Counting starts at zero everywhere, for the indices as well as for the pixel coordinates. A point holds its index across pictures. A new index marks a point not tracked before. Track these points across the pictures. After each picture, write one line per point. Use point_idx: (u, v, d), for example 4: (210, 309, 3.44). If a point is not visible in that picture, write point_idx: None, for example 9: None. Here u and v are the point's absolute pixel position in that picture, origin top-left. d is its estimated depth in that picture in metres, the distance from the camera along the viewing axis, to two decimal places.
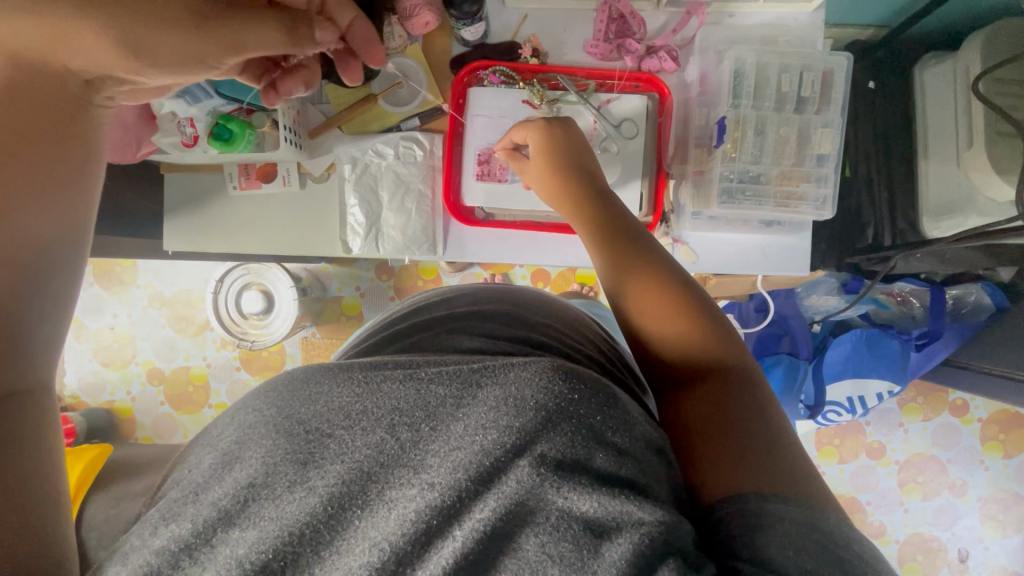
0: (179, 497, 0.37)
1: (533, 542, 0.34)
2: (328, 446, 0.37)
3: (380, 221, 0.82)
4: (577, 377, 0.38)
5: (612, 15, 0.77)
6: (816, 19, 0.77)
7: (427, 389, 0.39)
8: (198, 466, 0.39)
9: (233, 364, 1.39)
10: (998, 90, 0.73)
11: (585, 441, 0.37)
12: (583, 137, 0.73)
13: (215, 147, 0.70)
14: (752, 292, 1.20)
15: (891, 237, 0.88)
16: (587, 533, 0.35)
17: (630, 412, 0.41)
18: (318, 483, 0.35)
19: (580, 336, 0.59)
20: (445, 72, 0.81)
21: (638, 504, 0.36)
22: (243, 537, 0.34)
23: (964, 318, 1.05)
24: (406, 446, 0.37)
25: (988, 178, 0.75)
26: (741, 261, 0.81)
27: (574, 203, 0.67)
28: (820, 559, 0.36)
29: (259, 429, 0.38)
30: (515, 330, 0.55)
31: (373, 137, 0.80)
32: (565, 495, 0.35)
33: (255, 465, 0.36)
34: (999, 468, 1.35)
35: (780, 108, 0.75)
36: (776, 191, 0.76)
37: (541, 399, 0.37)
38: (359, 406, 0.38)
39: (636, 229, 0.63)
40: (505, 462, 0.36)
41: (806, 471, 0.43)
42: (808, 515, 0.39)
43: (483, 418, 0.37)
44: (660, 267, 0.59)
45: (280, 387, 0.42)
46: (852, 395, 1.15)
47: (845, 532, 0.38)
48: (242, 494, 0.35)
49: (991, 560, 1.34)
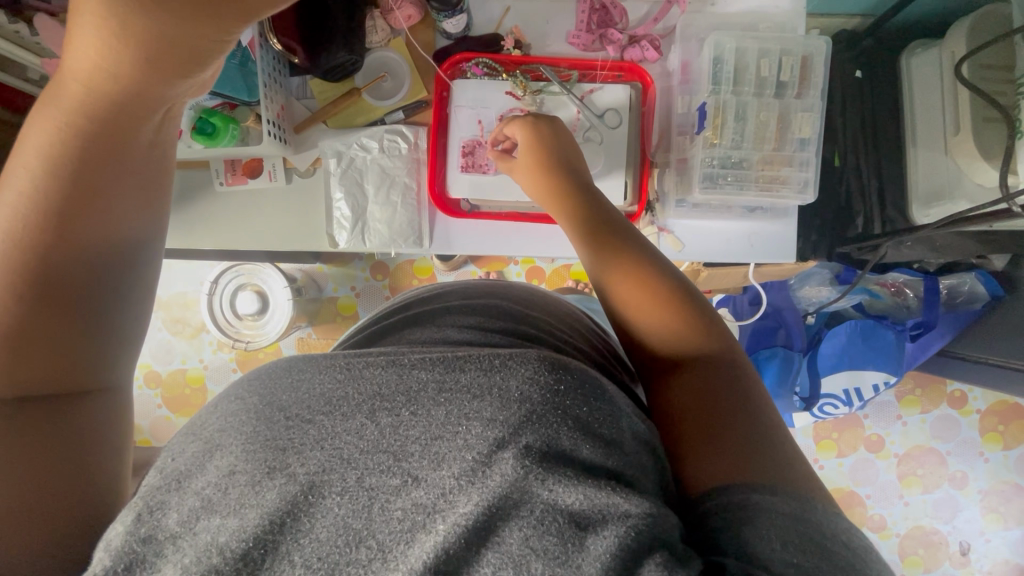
0: (162, 484, 0.36)
1: (517, 535, 0.34)
2: (308, 432, 0.37)
3: (365, 214, 0.82)
4: (563, 369, 0.39)
5: (595, 5, 0.78)
6: (797, 6, 0.78)
7: (410, 376, 0.39)
8: (180, 454, 0.38)
9: (230, 366, 1.40)
10: (980, 75, 0.73)
11: (570, 432, 0.37)
12: (566, 133, 0.73)
13: (198, 142, 0.70)
14: (745, 286, 1.19)
15: (880, 224, 0.88)
16: (571, 525, 0.35)
17: (616, 404, 0.42)
18: (297, 469, 0.35)
19: (568, 327, 0.59)
20: (428, 64, 0.81)
21: (624, 496, 0.36)
22: (224, 525, 0.34)
23: (958, 307, 1.05)
24: (386, 434, 0.36)
25: (974, 162, 0.75)
26: (727, 249, 0.81)
27: (563, 196, 0.67)
28: (804, 551, 0.35)
29: (240, 417, 0.38)
30: (505, 323, 0.54)
31: (357, 132, 0.81)
32: (550, 486, 0.35)
33: (235, 453, 0.36)
34: (999, 460, 1.34)
35: (760, 94, 0.75)
36: (758, 176, 0.76)
37: (525, 390, 0.37)
38: (341, 393, 0.38)
39: (622, 224, 0.63)
40: (488, 454, 0.35)
41: (795, 463, 0.43)
42: (793, 505, 0.39)
43: (466, 407, 0.37)
44: (647, 261, 0.58)
45: (265, 376, 0.42)
46: (847, 388, 1.15)
47: (831, 523, 0.38)
48: (223, 483, 0.35)
49: (992, 553, 1.34)
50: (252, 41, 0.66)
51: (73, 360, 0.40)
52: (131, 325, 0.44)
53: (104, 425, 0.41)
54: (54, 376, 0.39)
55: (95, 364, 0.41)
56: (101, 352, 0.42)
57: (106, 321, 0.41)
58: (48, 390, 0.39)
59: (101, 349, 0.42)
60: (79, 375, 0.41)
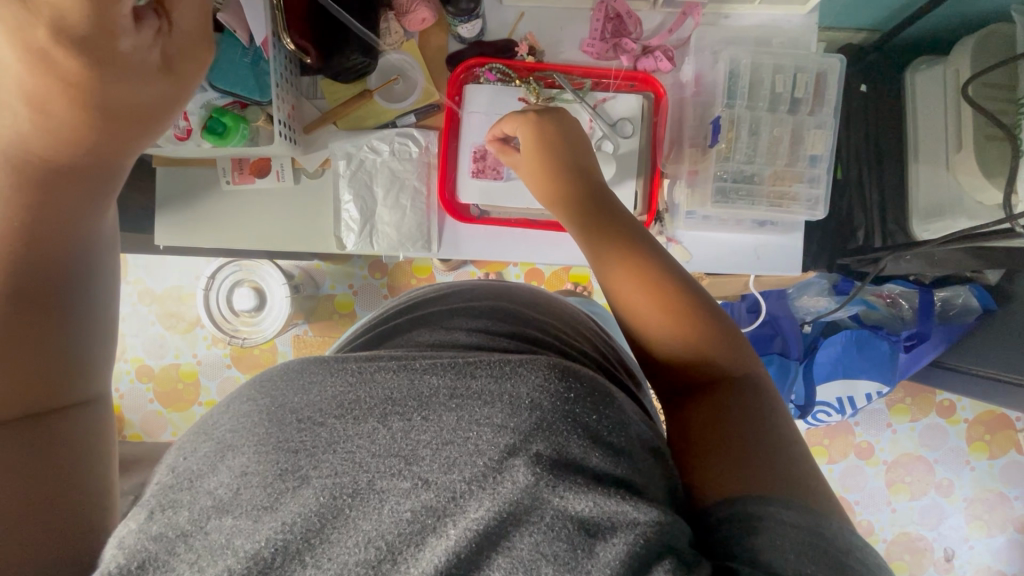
0: (174, 483, 0.36)
1: (527, 541, 0.34)
2: (320, 435, 0.36)
3: (374, 217, 0.82)
4: (573, 377, 0.39)
5: (609, 14, 0.76)
6: (810, 21, 0.78)
7: (422, 380, 0.38)
8: (192, 454, 0.38)
9: (224, 362, 1.38)
10: (986, 94, 0.75)
11: (579, 440, 0.37)
12: (566, 124, 0.71)
13: (208, 141, 0.69)
14: (744, 293, 1.17)
15: (881, 237, 0.90)
16: (580, 532, 0.35)
17: (626, 413, 0.41)
18: (311, 472, 0.35)
19: (576, 333, 0.59)
20: (441, 68, 0.81)
21: (633, 504, 0.36)
22: (237, 526, 0.34)
23: (952, 319, 1.07)
24: (398, 438, 0.36)
25: (976, 181, 0.76)
26: (734, 260, 0.82)
27: (565, 197, 0.67)
28: (819, 562, 0.35)
29: (253, 418, 0.38)
30: (513, 326, 0.54)
31: (367, 134, 0.80)
32: (561, 493, 0.35)
33: (248, 454, 0.36)
34: (984, 468, 1.37)
35: (773, 109, 0.76)
36: (768, 191, 0.76)
37: (536, 397, 0.37)
38: (353, 396, 0.38)
39: (628, 223, 0.62)
40: (500, 460, 0.35)
41: (809, 477, 0.43)
42: (808, 518, 0.38)
43: (478, 413, 0.37)
44: (654, 262, 0.57)
45: (276, 378, 0.41)
46: (841, 396, 1.17)
47: (845, 537, 0.38)
48: (235, 483, 0.35)
49: (976, 559, 1.36)
50: (264, 40, 0.65)
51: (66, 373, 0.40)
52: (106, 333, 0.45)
53: (93, 434, 0.42)
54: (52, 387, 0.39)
55: (85, 374, 0.42)
56: (79, 369, 0.41)
57: (75, 343, 0.41)
58: (24, 409, 0.38)
59: (88, 355, 0.42)
60: (69, 386, 0.41)
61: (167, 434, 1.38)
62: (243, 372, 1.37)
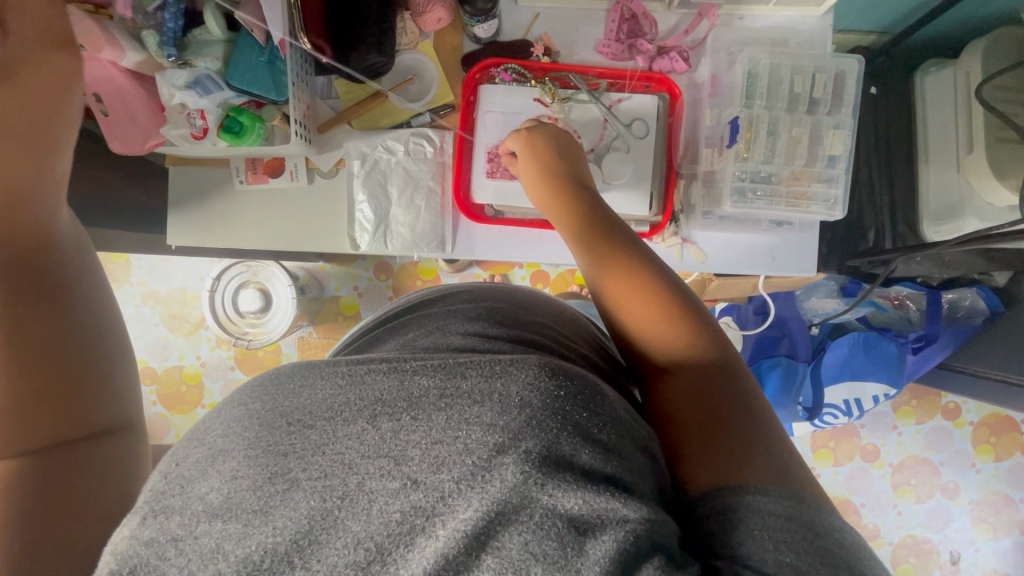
0: (166, 489, 0.35)
1: (517, 540, 0.33)
2: (310, 438, 0.36)
3: (388, 218, 0.82)
4: (564, 374, 0.37)
5: (625, 15, 0.78)
6: (824, 23, 0.79)
7: (412, 381, 0.37)
8: (183, 460, 0.37)
9: (227, 364, 1.37)
10: (998, 97, 0.75)
11: (571, 437, 0.35)
12: (561, 136, 0.72)
13: (225, 140, 0.70)
14: (751, 296, 1.19)
15: (891, 239, 0.90)
16: (570, 530, 0.33)
17: (617, 410, 0.39)
18: (300, 475, 0.34)
19: (571, 332, 0.58)
20: (455, 69, 0.81)
21: (623, 501, 0.35)
22: (226, 530, 0.33)
23: (959, 321, 1.07)
24: (386, 438, 0.35)
25: (986, 183, 0.77)
26: (750, 261, 0.82)
27: (558, 196, 0.67)
28: (798, 550, 0.36)
29: (243, 423, 0.37)
30: (510, 330, 0.52)
31: (382, 134, 0.80)
32: (551, 492, 0.33)
33: (238, 458, 0.35)
34: (989, 471, 1.37)
35: (792, 109, 0.76)
36: (787, 191, 0.77)
37: (526, 396, 0.35)
38: (343, 399, 0.37)
39: (616, 224, 0.62)
40: (488, 458, 0.34)
41: (795, 466, 0.42)
42: (790, 504, 0.38)
43: (467, 412, 0.35)
44: (637, 258, 0.58)
45: (268, 382, 0.40)
46: (848, 399, 1.17)
47: (825, 518, 0.38)
48: (226, 488, 0.34)
49: (982, 562, 1.36)
50: (282, 39, 0.65)
51: (92, 402, 0.45)
52: (125, 369, 0.49)
53: (120, 460, 0.45)
54: (81, 417, 0.44)
55: (112, 403, 0.46)
56: (97, 399, 0.45)
57: (106, 374, 0.46)
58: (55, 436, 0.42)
59: (112, 389, 0.47)
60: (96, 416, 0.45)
61: (170, 437, 1.37)
62: (246, 374, 1.36)
